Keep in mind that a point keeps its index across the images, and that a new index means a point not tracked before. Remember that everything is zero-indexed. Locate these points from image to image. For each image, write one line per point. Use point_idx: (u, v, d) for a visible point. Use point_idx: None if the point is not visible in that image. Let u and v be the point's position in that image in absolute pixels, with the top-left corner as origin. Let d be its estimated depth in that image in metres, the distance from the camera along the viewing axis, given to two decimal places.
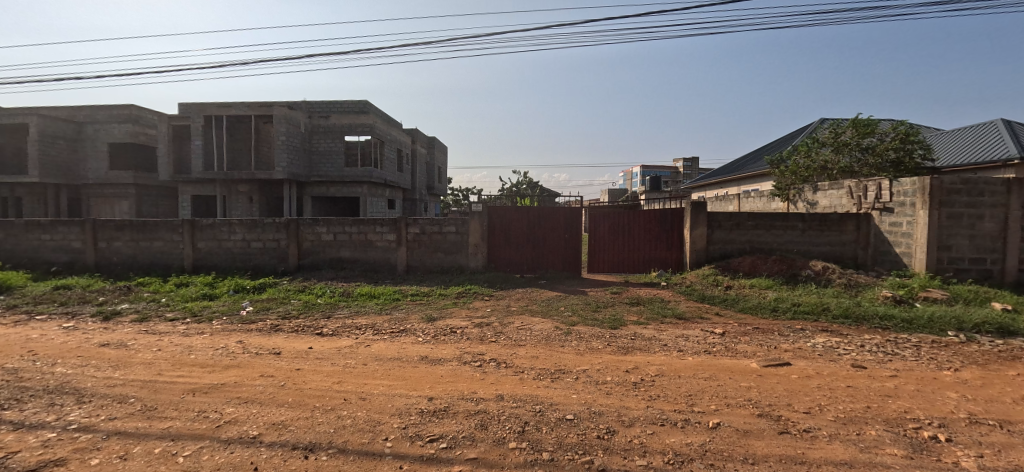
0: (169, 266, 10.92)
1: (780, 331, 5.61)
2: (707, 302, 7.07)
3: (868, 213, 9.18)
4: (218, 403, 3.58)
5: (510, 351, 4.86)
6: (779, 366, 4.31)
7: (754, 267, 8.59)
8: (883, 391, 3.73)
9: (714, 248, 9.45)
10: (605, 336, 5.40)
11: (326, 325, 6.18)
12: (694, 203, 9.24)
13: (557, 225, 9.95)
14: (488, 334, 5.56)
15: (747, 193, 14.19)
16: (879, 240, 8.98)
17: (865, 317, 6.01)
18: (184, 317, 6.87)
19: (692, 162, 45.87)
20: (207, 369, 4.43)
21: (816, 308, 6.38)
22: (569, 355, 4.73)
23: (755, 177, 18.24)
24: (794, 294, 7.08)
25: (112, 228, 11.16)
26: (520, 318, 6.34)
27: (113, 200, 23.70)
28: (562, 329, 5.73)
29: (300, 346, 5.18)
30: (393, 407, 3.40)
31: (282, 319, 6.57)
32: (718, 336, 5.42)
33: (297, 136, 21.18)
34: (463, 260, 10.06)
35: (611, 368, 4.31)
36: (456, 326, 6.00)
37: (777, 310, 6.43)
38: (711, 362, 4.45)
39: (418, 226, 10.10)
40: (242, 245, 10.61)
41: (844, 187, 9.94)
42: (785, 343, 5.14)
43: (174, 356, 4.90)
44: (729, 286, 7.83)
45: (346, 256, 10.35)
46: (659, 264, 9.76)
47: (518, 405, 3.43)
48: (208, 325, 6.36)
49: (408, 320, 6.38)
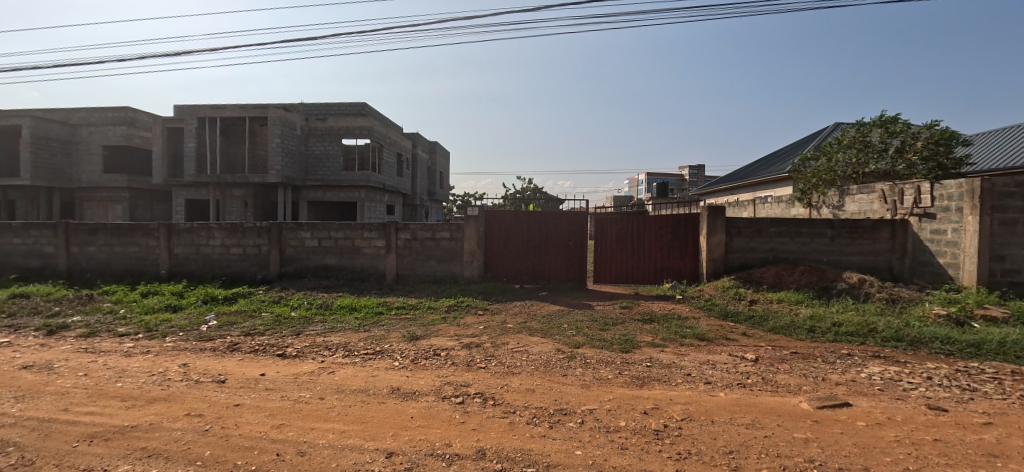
0: (144, 273, 10.17)
1: (825, 358, 4.72)
2: (730, 320, 6.19)
3: (904, 219, 8.27)
4: (114, 458, 2.76)
5: (501, 382, 4.00)
6: (837, 409, 3.41)
7: (779, 279, 7.70)
8: (983, 449, 2.85)
9: (733, 258, 8.56)
10: (616, 362, 4.53)
11: (292, 344, 5.34)
12: (711, 208, 8.35)
13: (560, 232, 9.10)
14: (475, 359, 4.69)
15: (763, 199, 13.31)
16: (918, 249, 8.06)
17: (921, 340, 5.12)
18: (136, 332, 6.05)
19: (698, 169, 45.12)
20: (125, 404, 3.60)
21: (861, 329, 5.47)
22: (573, 388, 3.86)
23: (769, 183, 17.36)
24: (832, 311, 6.18)
25: (85, 232, 10.44)
26: (516, 338, 5.48)
27: (108, 204, 23.27)
28: (563, 352, 4.87)
29: (251, 372, 4.34)
30: (336, 470, 2.56)
31: (245, 336, 5.73)
32: (750, 363, 4.53)
33: (292, 139, 20.51)
34: (458, 269, 9.22)
35: (624, 407, 3.43)
36: (441, 347, 5.14)
37: (816, 331, 5.54)
38: (750, 400, 3.57)
39: (409, 231, 9.29)
40: (221, 251, 9.85)
41: (876, 190, 8.98)
42: (834, 374, 4.26)
43: (97, 384, 4.08)
44: (753, 300, 6.95)
45: (331, 264, 9.55)
46: (672, 275, 8.89)
47: (504, 467, 2.57)
48: (158, 343, 5.53)
49: (387, 339, 5.53)
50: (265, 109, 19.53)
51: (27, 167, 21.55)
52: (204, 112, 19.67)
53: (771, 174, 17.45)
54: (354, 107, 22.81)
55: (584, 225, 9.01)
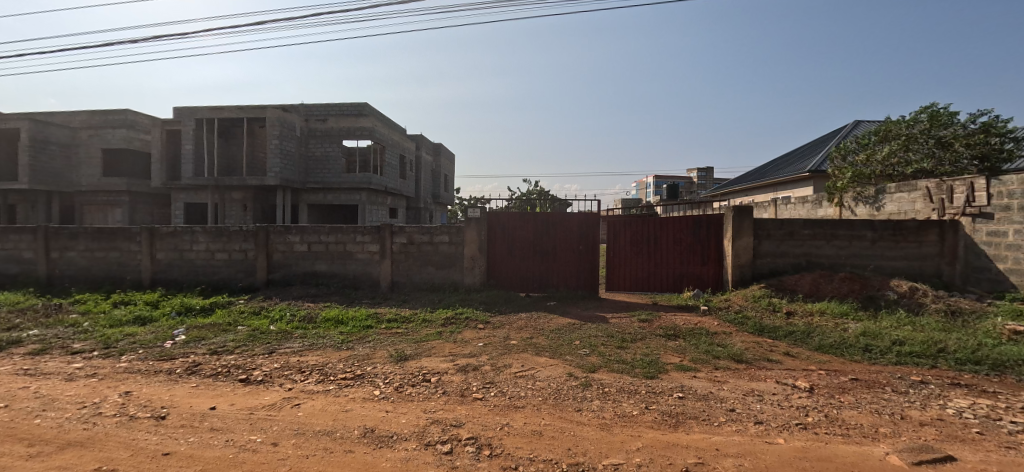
0: (124, 280, 9.52)
1: (893, 386, 3.91)
2: (767, 336, 5.36)
3: (955, 220, 7.39)
4: None
5: (501, 421, 3.23)
6: (940, 466, 2.61)
7: (816, 287, 6.87)
8: None
9: (761, 263, 7.73)
10: (641, 392, 3.73)
11: (262, 366, 4.61)
12: (738, 208, 7.52)
13: (569, 235, 8.33)
14: (471, 387, 3.91)
15: (785, 199, 12.39)
16: (971, 253, 7.18)
17: (1005, 363, 4.28)
18: (92, 349, 5.36)
19: (704, 172, 44.40)
20: (28, 452, 2.88)
21: (929, 349, 4.64)
22: (590, 431, 3.07)
23: (788, 183, 16.45)
24: (886, 327, 5.34)
25: (66, 236, 9.82)
26: (520, 359, 4.70)
27: (108, 208, 22.87)
28: (576, 378, 4.08)
29: (200, 405, 3.60)
30: None
31: (210, 355, 5.00)
32: (806, 394, 3.72)
33: (292, 140, 19.91)
34: (458, 276, 8.48)
35: (659, 463, 2.64)
36: (432, 371, 4.38)
37: (873, 350, 4.72)
38: (821, 452, 2.77)
39: (405, 235, 8.56)
40: (206, 257, 9.19)
41: (919, 188, 8.05)
42: (912, 410, 3.45)
43: (10, 421, 3.36)
44: (790, 312, 6.12)
45: (321, 270, 8.85)
46: (693, 282, 8.06)
47: None
48: (111, 363, 4.83)
49: (372, 360, 4.78)
50: (264, 109, 18.95)
51: (26, 171, 21.18)
52: (202, 113, 19.16)
53: (788, 173, 16.54)
54: (354, 106, 22.01)
55: (595, 228, 8.23)
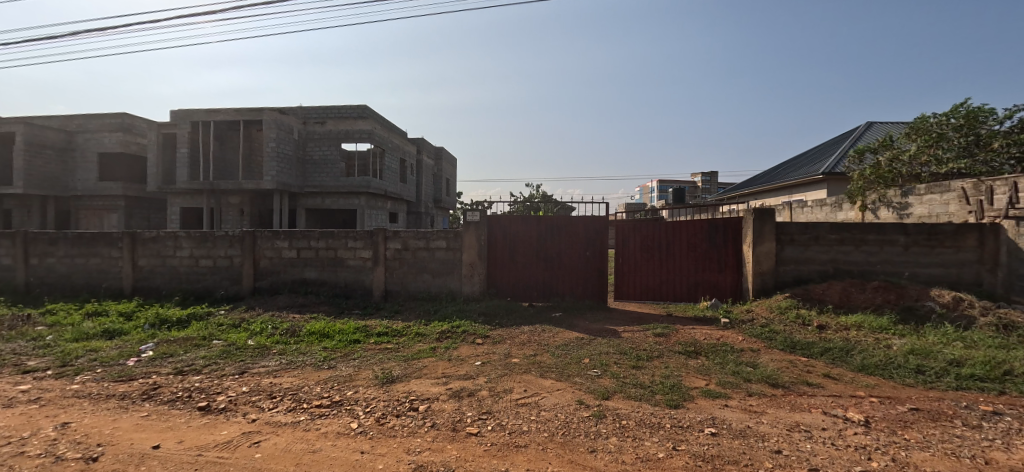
0: (105, 287, 8.99)
1: (965, 419, 3.31)
2: (801, 354, 4.77)
3: (996, 224, 6.70)
4: None
5: (497, 467, 2.65)
6: None
7: (846, 297, 6.27)
8: None
9: (784, 271, 7.15)
10: (665, 427, 3.15)
11: (229, 390, 4.05)
12: (759, 212, 6.94)
13: (575, 241, 7.76)
14: (464, 419, 3.33)
15: (801, 202, 11.78)
16: (1015, 260, 6.51)
17: None
18: (47, 368, 4.80)
19: (706, 177, 44.11)
20: None
21: (994, 371, 4.02)
22: None
23: (800, 185, 15.79)
24: (935, 344, 4.73)
25: (45, 241, 9.32)
26: (522, 381, 4.12)
27: (104, 212, 22.44)
28: (588, 407, 3.50)
29: (143, 442, 3.03)
30: None
31: (174, 376, 4.44)
32: (863, 430, 3.12)
33: (289, 143, 19.47)
34: (456, 284, 7.92)
35: None
36: (421, 396, 3.81)
37: (928, 373, 4.11)
38: None
39: (399, 240, 8.02)
40: (190, 263, 8.67)
41: (954, 189, 7.44)
42: (997, 453, 2.84)
43: None
44: (822, 326, 5.52)
45: (311, 277, 8.31)
46: (709, 291, 7.46)
47: None
48: (60, 386, 4.26)
49: (354, 382, 4.21)
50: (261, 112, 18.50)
51: (20, 175, 20.73)
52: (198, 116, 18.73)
53: (801, 175, 15.88)
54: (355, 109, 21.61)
55: (603, 232, 7.67)
